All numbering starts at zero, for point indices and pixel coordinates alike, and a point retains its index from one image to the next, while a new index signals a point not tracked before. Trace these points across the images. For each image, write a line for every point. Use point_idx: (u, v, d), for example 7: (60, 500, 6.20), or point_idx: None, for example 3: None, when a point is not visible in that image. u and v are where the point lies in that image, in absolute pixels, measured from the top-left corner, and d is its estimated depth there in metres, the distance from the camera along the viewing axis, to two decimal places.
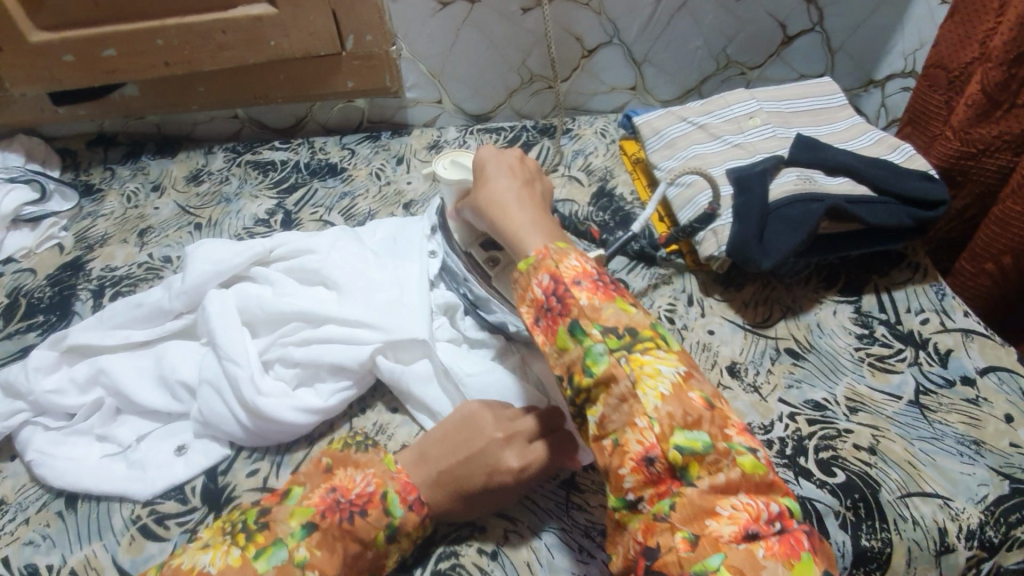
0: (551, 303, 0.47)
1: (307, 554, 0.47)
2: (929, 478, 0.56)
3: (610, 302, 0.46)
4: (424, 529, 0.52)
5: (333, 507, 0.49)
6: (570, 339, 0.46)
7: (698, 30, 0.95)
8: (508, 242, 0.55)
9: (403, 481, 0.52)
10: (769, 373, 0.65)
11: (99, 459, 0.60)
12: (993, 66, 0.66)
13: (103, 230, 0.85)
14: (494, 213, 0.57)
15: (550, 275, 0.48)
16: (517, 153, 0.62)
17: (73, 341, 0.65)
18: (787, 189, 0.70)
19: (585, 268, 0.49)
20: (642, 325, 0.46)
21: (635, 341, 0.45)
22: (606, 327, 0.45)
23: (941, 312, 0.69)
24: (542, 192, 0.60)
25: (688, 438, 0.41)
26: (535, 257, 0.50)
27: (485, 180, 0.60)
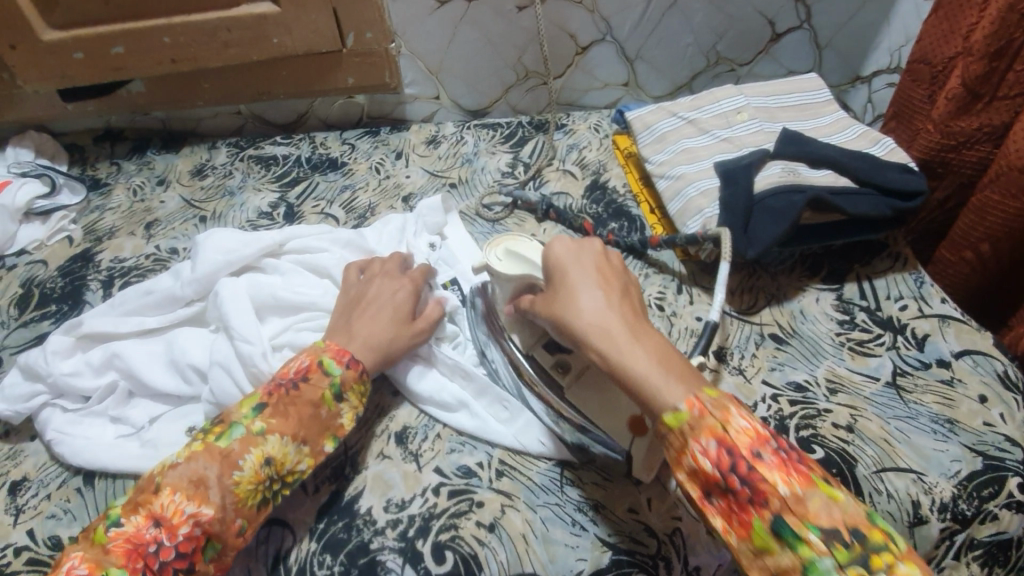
0: (736, 487, 0.43)
1: (263, 424, 0.54)
2: (904, 454, 0.59)
3: (814, 490, 0.42)
4: (365, 382, 0.60)
5: (276, 385, 0.57)
6: (775, 541, 0.41)
7: (689, 27, 0.98)
8: (627, 383, 0.48)
9: (331, 348, 0.59)
10: (753, 358, 0.68)
11: (114, 439, 0.62)
12: (975, 59, 0.68)
13: (111, 223, 0.88)
14: (599, 342, 0.50)
15: (718, 443, 0.44)
16: (599, 250, 0.56)
17: (88, 327, 0.68)
18: (772, 181, 0.73)
19: (762, 434, 0.44)
20: (865, 523, 0.41)
21: (870, 554, 0.39)
22: (823, 530, 0.40)
23: (919, 298, 0.72)
24: (637, 299, 0.54)
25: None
26: (693, 417, 0.45)
27: (573, 293, 0.53)
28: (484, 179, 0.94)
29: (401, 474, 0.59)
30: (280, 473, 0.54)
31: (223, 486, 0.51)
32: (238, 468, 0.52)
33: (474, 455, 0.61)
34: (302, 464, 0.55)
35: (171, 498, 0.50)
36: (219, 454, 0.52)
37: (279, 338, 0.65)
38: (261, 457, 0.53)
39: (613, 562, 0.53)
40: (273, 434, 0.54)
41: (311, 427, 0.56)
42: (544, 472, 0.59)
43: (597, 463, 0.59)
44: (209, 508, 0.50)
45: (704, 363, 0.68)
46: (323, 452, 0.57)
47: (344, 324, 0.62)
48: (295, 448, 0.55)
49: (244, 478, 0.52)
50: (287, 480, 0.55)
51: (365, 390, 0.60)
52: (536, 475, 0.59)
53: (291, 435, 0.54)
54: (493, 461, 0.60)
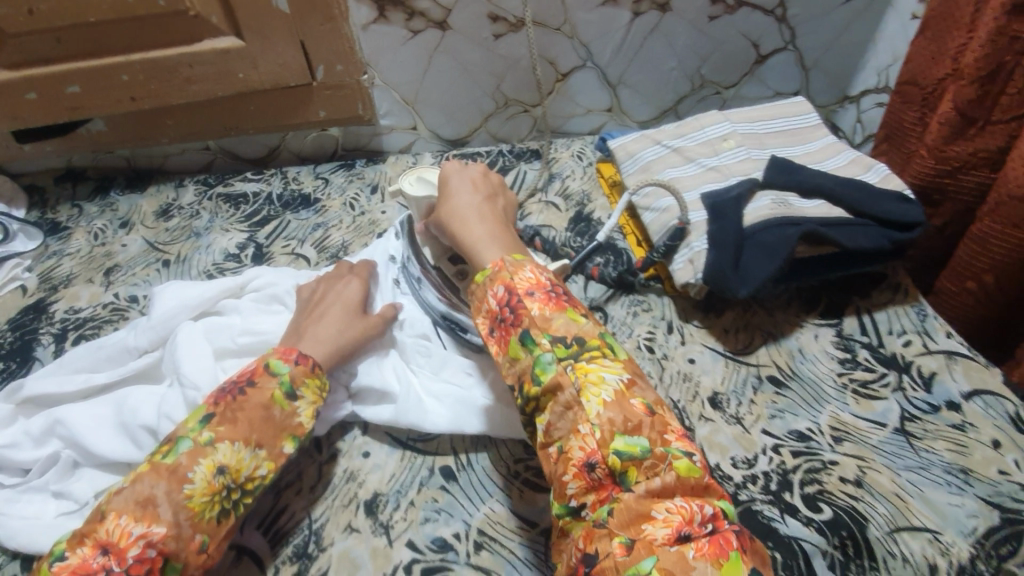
0: (504, 313, 0.50)
1: (210, 434, 0.51)
2: (917, 511, 0.55)
3: (561, 313, 0.50)
4: (319, 375, 0.57)
5: (221, 393, 0.53)
6: (522, 349, 0.48)
7: (671, 51, 0.95)
8: (466, 255, 0.58)
9: (279, 349, 0.57)
10: (751, 404, 0.64)
11: (55, 518, 0.57)
12: (966, 83, 0.65)
13: (68, 270, 0.83)
14: (454, 226, 0.60)
15: (504, 287, 0.51)
16: (480, 169, 0.65)
17: (29, 392, 0.63)
18: (763, 214, 0.68)
19: (539, 280, 0.52)
20: (591, 336, 0.49)
21: (584, 353, 0.47)
22: (555, 336, 0.48)
23: (923, 333, 0.68)
24: (503, 207, 0.63)
25: (626, 442, 0.43)
26: (492, 269, 0.53)
27: (447, 194, 0.63)
28: None
29: (371, 550, 0.54)
30: (238, 481, 0.50)
31: (175, 503, 0.47)
32: (189, 482, 0.48)
33: (450, 525, 0.55)
34: (262, 471, 0.52)
35: (117, 522, 0.46)
36: (166, 471, 0.48)
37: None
38: (212, 467, 0.49)
39: None
40: (224, 442, 0.50)
41: (266, 429, 0.53)
42: (527, 544, 0.54)
43: None
44: (162, 526, 0.46)
45: (699, 411, 0.63)
46: (283, 454, 0.53)
47: (295, 328, 0.62)
48: (249, 453, 0.51)
49: (196, 491, 0.48)
50: (247, 489, 0.51)
51: (323, 385, 0.58)
52: (517, 547, 0.54)
53: (242, 440, 0.51)
54: (471, 532, 0.55)
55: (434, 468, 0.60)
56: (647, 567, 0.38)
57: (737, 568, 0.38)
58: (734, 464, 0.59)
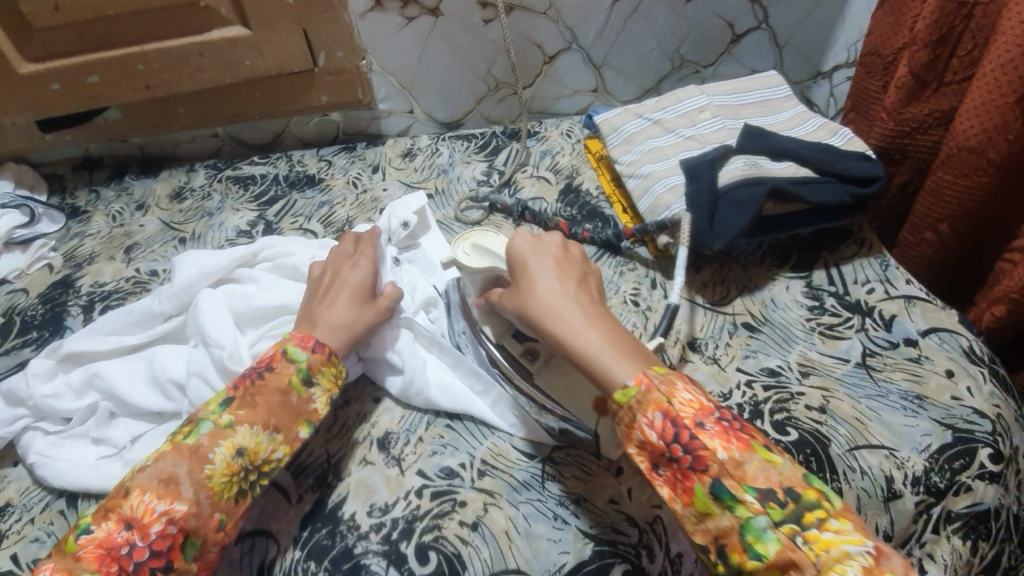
0: (678, 454, 0.46)
1: (231, 417, 0.55)
2: (876, 432, 0.61)
3: (752, 454, 0.46)
4: (336, 363, 0.61)
5: (243, 379, 0.58)
6: (717, 505, 0.45)
7: (652, 32, 1.01)
8: (584, 364, 0.52)
9: (296, 336, 0.60)
10: (727, 347, 0.70)
11: (96, 460, 0.62)
12: (918, 48, 0.71)
13: (91, 249, 0.88)
14: (557, 326, 0.54)
15: (663, 414, 0.47)
16: (559, 243, 0.60)
17: (70, 349, 0.68)
18: (735, 175, 0.74)
19: (706, 405, 0.48)
20: (800, 485, 0.45)
21: (803, 512, 0.44)
22: (759, 491, 0.44)
23: (885, 281, 0.74)
24: (597, 287, 0.58)
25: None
26: (637, 391, 0.49)
27: (534, 283, 0.56)
28: (459, 189, 0.96)
29: (384, 478, 0.60)
30: (255, 464, 0.54)
31: (195, 482, 0.52)
32: (210, 462, 0.52)
33: (456, 456, 0.61)
34: (277, 454, 0.56)
35: (140, 499, 0.50)
36: (188, 451, 0.53)
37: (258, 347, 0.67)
38: (231, 448, 0.53)
39: (596, 552, 0.54)
40: (242, 426, 0.55)
41: (282, 414, 0.56)
42: (526, 469, 0.60)
43: (579, 458, 0.60)
44: (183, 504, 0.50)
45: (680, 355, 0.69)
46: (298, 438, 0.57)
47: (308, 312, 0.64)
48: (267, 437, 0.55)
49: (216, 472, 0.52)
50: (263, 471, 0.55)
51: (338, 372, 0.61)
52: (517, 473, 0.60)
53: (261, 424, 0.55)
54: (475, 461, 0.61)
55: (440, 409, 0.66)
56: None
57: None
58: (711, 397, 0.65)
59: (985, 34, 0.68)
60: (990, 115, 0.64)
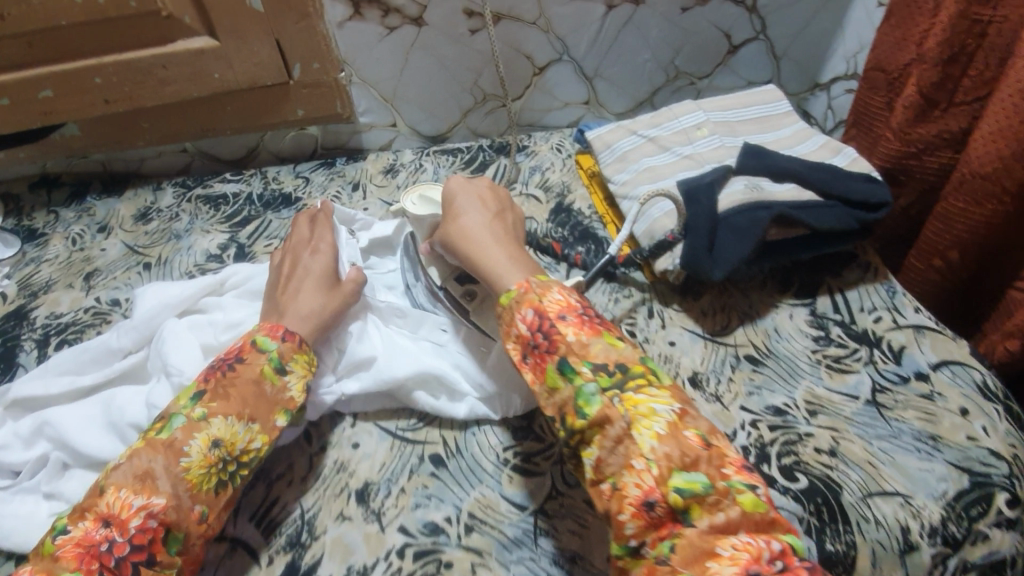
0: (539, 340, 0.53)
1: (203, 410, 0.52)
2: (889, 477, 0.57)
3: (597, 339, 0.52)
4: (307, 351, 0.58)
5: (213, 369, 0.55)
6: (561, 378, 0.51)
7: (645, 43, 0.97)
8: (488, 279, 0.59)
9: (265, 327, 0.58)
10: (729, 382, 0.66)
11: (47, 517, 0.56)
12: (928, 67, 0.68)
13: (47, 276, 0.82)
14: (471, 249, 0.61)
15: (533, 310, 0.54)
16: (486, 184, 0.68)
17: (18, 395, 0.62)
18: (735, 201, 0.70)
19: (568, 303, 0.55)
20: (633, 361, 0.51)
21: (628, 380, 0.50)
22: (596, 364, 0.51)
23: (892, 309, 0.71)
24: (513, 222, 0.66)
25: (686, 479, 0.45)
26: (518, 292, 0.56)
27: (458, 214, 0.64)
28: None
29: (363, 536, 0.55)
30: (233, 454, 0.51)
31: (172, 476, 0.49)
32: (185, 455, 0.50)
33: (441, 509, 0.56)
34: (255, 444, 0.53)
35: (117, 495, 0.48)
36: (162, 445, 0.50)
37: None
38: (207, 441, 0.50)
39: None
40: (217, 417, 0.52)
41: (258, 405, 0.54)
42: (518, 524, 0.55)
43: (574, 510, 0.56)
44: (161, 498, 0.48)
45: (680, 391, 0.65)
46: (276, 428, 0.54)
47: (274, 306, 0.62)
48: (243, 427, 0.52)
49: (193, 464, 0.50)
50: (242, 461, 0.52)
51: (311, 360, 0.59)
52: (508, 529, 0.55)
53: (235, 414, 0.52)
54: (462, 515, 0.56)
55: (424, 455, 0.61)
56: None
57: None
58: None
59: (999, 53, 0.64)
60: (1004, 141, 0.61)
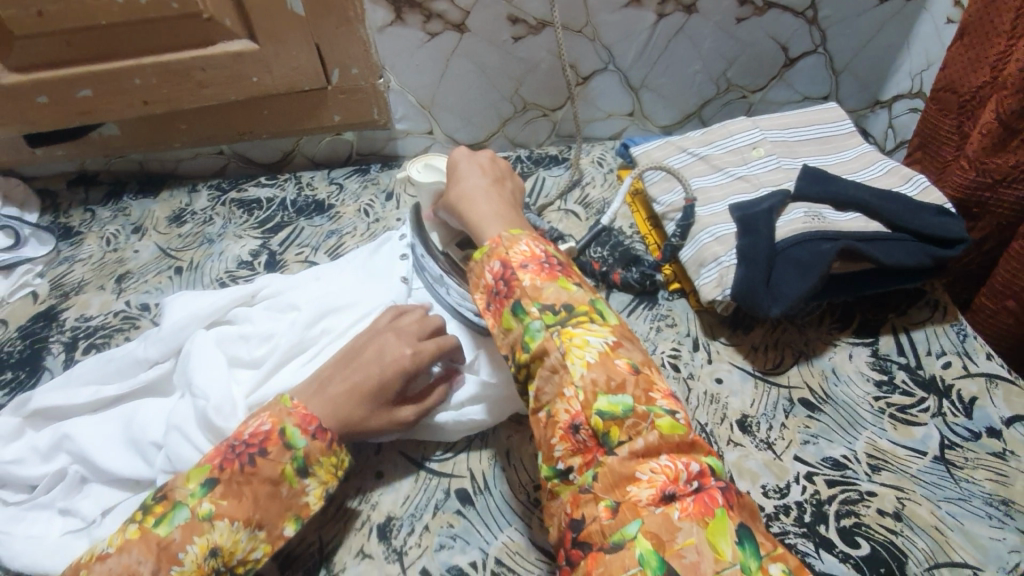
0: (499, 287, 0.49)
1: (211, 507, 0.47)
2: (959, 547, 0.52)
3: (552, 281, 0.48)
4: (337, 453, 0.52)
5: (229, 457, 0.49)
6: (513, 319, 0.48)
7: (696, 54, 0.92)
8: (477, 237, 0.55)
9: (297, 414, 0.51)
10: (783, 429, 0.60)
11: (60, 537, 0.54)
12: (1009, 93, 0.62)
13: (80, 277, 0.82)
14: (464, 210, 0.57)
15: (500, 262, 0.50)
16: (489, 152, 0.63)
17: (38, 405, 0.59)
18: (796, 228, 0.65)
19: (534, 252, 0.50)
20: (580, 301, 0.47)
21: (571, 317, 0.46)
22: (544, 304, 0.47)
23: (963, 354, 0.65)
24: (514, 190, 0.61)
25: (610, 402, 0.43)
26: (489, 245, 0.52)
27: (456, 176, 0.60)
28: None
29: None
30: (229, 565, 0.47)
31: None
32: (178, 563, 0.45)
33: (467, 553, 0.53)
34: (256, 553, 0.48)
35: None
36: (157, 545, 0.45)
37: (255, 394, 0.59)
38: (205, 548, 0.46)
39: None
40: (222, 521, 0.47)
41: (270, 507, 0.49)
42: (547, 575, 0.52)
43: None
44: None
45: (727, 436, 0.60)
46: (282, 536, 0.50)
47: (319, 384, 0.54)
48: (247, 534, 0.48)
49: (185, 573, 0.45)
50: (237, 572, 0.48)
51: (339, 462, 0.52)
52: None
53: (243, 520, 0.47)
54: (488, 561, 0.52)
55: (450, 490, 0.58)
56: (633, 532, 0.38)
57: (722, 527, 0.38)
58: (765, 493, 0.56)
59: None
60: None
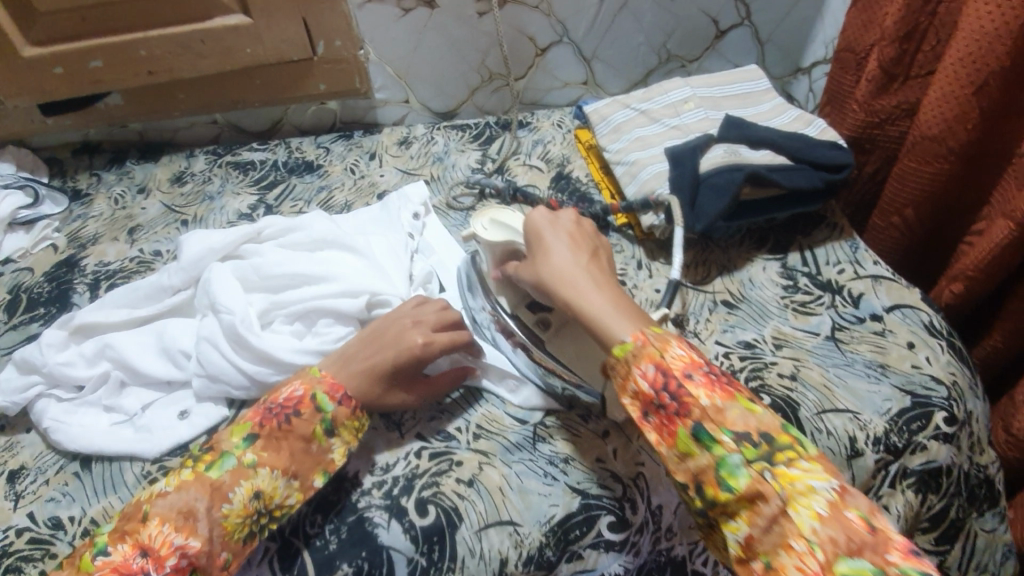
0: (664, 400, 0.51)
1: (254, 456, 0.55)
2: (841, 397, 0.65)
3: (734, 403, 0.50)
4: (359, 418, 0.60)
5: (268, 416, 0.57)
6: (697, 445, 0.50)
7: (640, 28, 1.05)
8: (591, 324, 0.57)
9: (327, 381, 0.59)
10: (706, 322, 0.74)
11: (108, 426, 0.65)
12: (887, 44, 0.76)
13: (94, 230, 0.91)
14: (568, 292, 0.58)
15: (655, 367, 0.52)
16: (572, 218, 0.65)
17: (81, 321, 0.69)
18: (716, 162, 0.80)
19: (696, 362, 0.52)
20: (777, 430, 0.49)
21: (775, 452, 0.48)
22: (736, 433, 0.49)
23: (854, 262, 0.79)
24: (606, 263, 0.63)
25: (852, 566, 0.43)
26: (634, 345, 0.53)
27: (547, 253, 0.61)
28: (454, 175, 0.99)
29: (385, 441, 0.63)
30: (268, 507, 0.54)
31: (212, 519, 0.52)
32: (229, 501, 0.52)
33: (453, 421, 0.65)
34: (290, 499, 0.56)
35: (159, 529, 0.50)
36: (210, 485, 0.53)
37: (268, 313, 0.68)
38: (250, 490, 0.53)
39: (582, 505, 0.58)
40: (264, 468, 0.55)
41: (303, 461, 0.57)
42: (519, 432, 0.64)
43: (569, 423, 0.64)
44: (197, 541, 0.50)
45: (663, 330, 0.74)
46: (313, 487, 0.57)
47: (343, 356, 0.62)
48: (284, 482, 0.55)
49: (232, 511, 0.52)
50: (274, 515, 0.55)
51: (360, 426, 0.60)
52: (510, 435, 0.64)
53: (281, 469, 0.55)
54: (471, 425, 0.65)
55: None
56: None
57: None
58: None
59: (947, 30, 0.73)
60: (950, 106, 0.70)
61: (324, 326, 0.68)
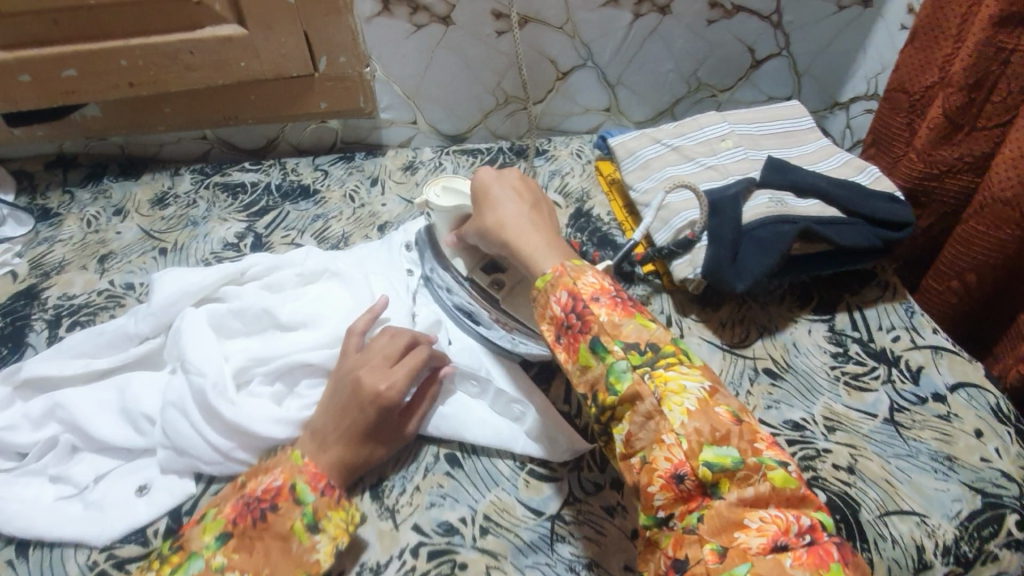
0: (571, 321, 0.50)
1: (224, 559, 0.46)
2: (906, 496, 0.57)
3: (631, 319, 0.49)
4: (348, 508, 0.51)
5: (243, 511, 0.49)
6: (593, 356, 0.48)
7: (670, 54, 0.97)
8: (522, 262, 0.56)
9: (309, 469, 0.52)
10: (748, 395, 0.66)
11: (52, 502, 0.56)
12: (954, 91, 0.68)
13: (60, 256, 0.82)
14: (507, 237, 0.58)
15: (568, 292, 0.51)
16: (517, 174, 0.64)
17: (29, 373, 0.60)
18: (759, 212, 0.70)
19: (602, 285, 0.51)
20: (664, 341, 0.48)
21: (658, 358, 0.47)
22: (627, 343, 0.48)
23: (910, 328, 0.71)
24: (550, 212, 0.62)
25: (717, 453, 0.42)
26: (552, 274, 0.52)
27: (492, 203, 0.61)
28: None
29: (377, 533, 0.54)
30: None
31: None
32: None
33: (456, 510, 0.56)
34: None
35: None
36: None
37: (243, 373, 0.58)
38: None
39: None
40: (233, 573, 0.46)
41: (281, 564, 0.47)
42: (534, 528, 0.55)
43: (590, 517, 0.55)
44: None
45: None
46: None
47: (324, 428, 0.54)
48: None
49: None
50: None
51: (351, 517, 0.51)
52: (523, 532, 0.54)
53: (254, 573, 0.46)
54: (477, 517, 0.55)
55: (439, 454, 0.60)
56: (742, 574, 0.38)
57: None
58: None
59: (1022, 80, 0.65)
60: None
61: (308, 387, 0.59)
